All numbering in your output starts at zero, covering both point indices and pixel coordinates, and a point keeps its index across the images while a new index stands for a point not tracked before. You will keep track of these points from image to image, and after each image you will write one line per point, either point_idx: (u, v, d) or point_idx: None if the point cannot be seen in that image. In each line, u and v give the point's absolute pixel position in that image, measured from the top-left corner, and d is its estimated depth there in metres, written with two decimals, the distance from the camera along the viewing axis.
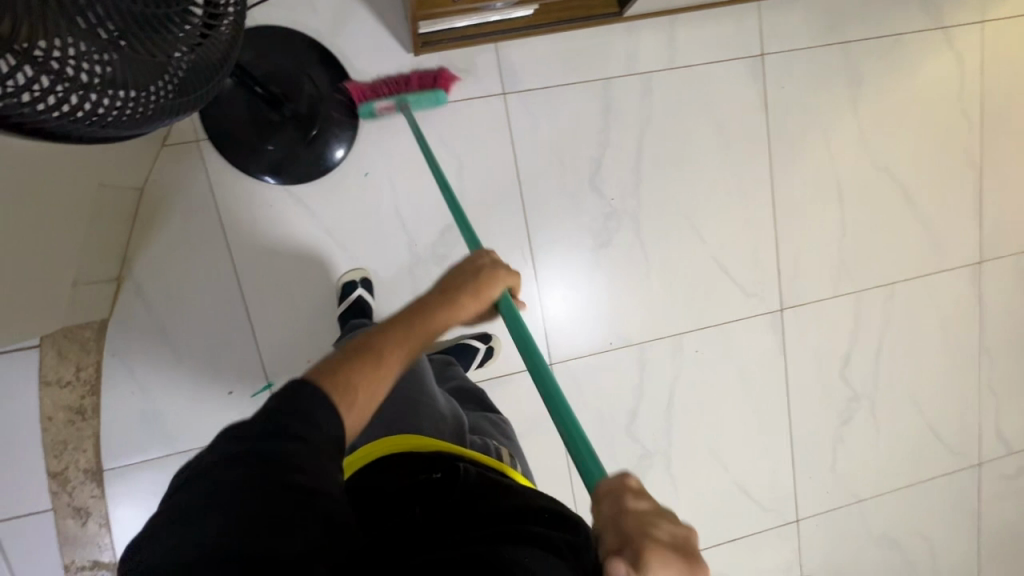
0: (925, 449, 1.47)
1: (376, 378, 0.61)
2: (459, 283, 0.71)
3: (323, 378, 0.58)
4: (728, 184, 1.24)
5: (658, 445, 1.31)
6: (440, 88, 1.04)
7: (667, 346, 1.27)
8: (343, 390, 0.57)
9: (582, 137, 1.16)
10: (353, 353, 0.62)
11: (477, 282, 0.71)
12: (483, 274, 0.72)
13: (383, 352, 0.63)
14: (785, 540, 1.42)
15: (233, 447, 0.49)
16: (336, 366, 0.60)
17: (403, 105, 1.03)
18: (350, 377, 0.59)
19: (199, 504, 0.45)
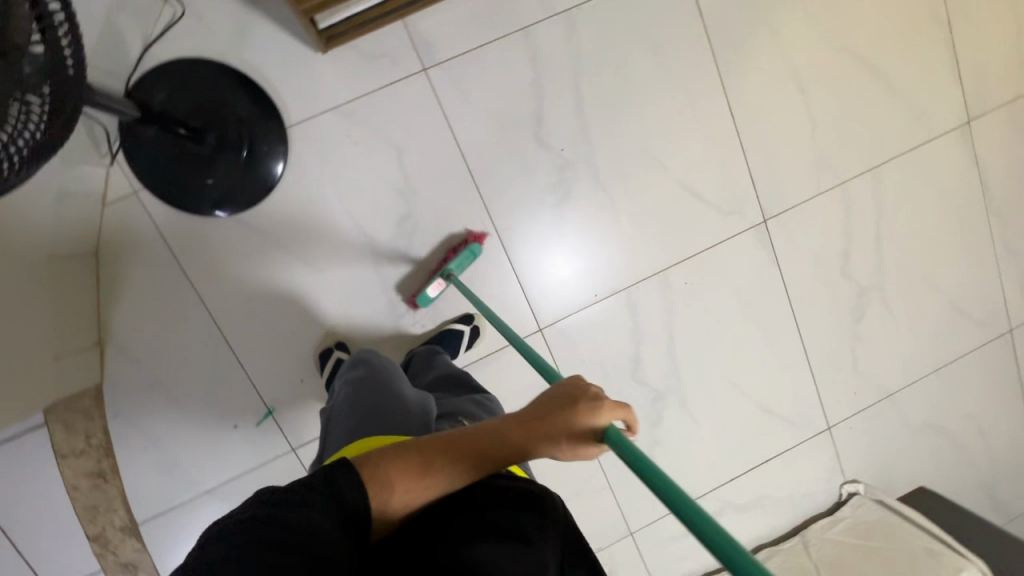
0: (949, 328, 1.41)
1: (420, 487, 0.55)
2: (555, 404, 0.60)
3: (367, 465, 0.55)
4: (681, 106, 1.18)
5: (669, 384, 1.29)
6: (474, 243, 1.12)
7: (655, 286, 1.24)
8: (379, 486, 0.53)
9: (518, 95, 1.12)
10: (414, 448, 0.57)
11: (568, 417, 0.59)
12: (579, 410, 0.59)
13: (436, 462, 0.56)
14: (822, 449, 1.40)
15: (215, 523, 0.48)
16: (388, 456, 0.56)
17: (448, 275, 1.11)
18: (393, 479, 0.54)
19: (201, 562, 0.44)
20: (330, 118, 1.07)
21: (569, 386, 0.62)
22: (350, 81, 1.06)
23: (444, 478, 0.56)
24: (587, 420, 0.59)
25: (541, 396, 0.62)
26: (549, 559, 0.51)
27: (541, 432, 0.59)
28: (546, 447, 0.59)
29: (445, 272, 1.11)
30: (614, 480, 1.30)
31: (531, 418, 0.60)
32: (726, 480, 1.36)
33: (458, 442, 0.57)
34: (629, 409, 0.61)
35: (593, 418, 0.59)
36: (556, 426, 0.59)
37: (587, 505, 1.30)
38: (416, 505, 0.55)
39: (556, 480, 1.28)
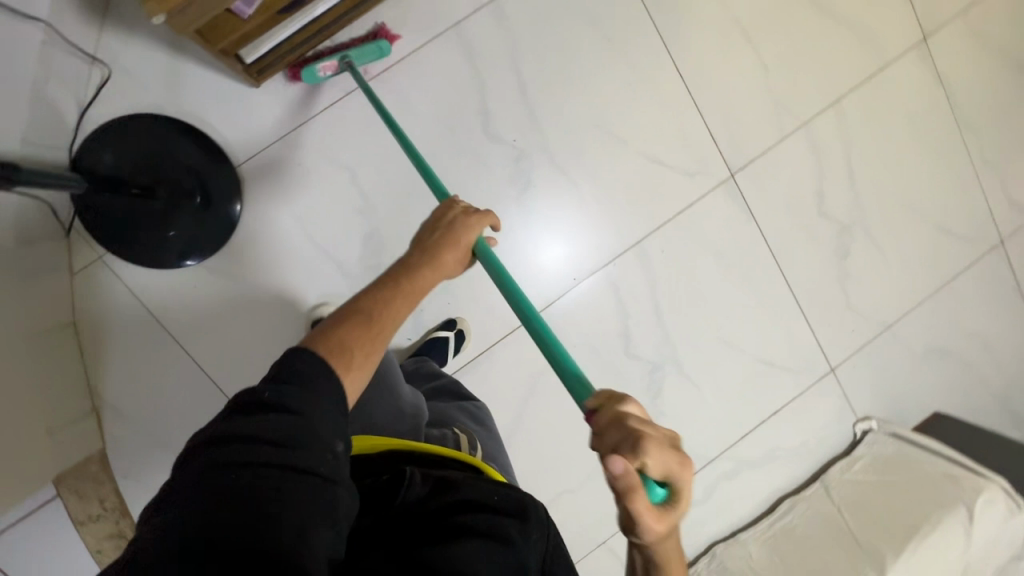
0: (938, 250, 1.39)
1: (373, 338, 0.59)
2: (435, 234, 0.73)
3: (317, 342, 0.55)
4: (626, 75, 1.17)
5: (663, 353, 1.28)
6: (383, 39, 1.00)
7: (632, 259, 1.23)
8: (341, 351, 0.55)
9: (460, 93, 1.11)
10: (350, 313, 0.60)
11: (451, 239, 0.73)
12: (452, 230, 0.74)
13: (376, 312, 0.61)
14: (828, 392, 1.39)
15: (194, 462, 0.46)
16: (332, 327, 0.58)
17: (346, 61, 0.99)
18: (348, 338, 0.57)
19: (191, 504, 0.43)
20: (277, 150, 1.07)
21: (437, 216, 0.75)
22: (291, 110, 1.06)
23: (389, 325, 0.61)
24: (467, 236, 0.74)
25: (416, 236, 0.75)
26: (531, 561, 0.55)
27: (440, 255, 0.71)
28: (444, 270, 0.72)
29: (343, 56, 0.99)
30: None
31: (419, 253, 0.71)
32: (737, 438, 1.35)
33: (383, 291, 0.64)
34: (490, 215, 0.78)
35: (469, 233, 0.74)
36: (448, 249, 0.72)
37: (603, 486, 1.30)
38: (377, 354, 0.59)
39: (567, 466, 1.28)
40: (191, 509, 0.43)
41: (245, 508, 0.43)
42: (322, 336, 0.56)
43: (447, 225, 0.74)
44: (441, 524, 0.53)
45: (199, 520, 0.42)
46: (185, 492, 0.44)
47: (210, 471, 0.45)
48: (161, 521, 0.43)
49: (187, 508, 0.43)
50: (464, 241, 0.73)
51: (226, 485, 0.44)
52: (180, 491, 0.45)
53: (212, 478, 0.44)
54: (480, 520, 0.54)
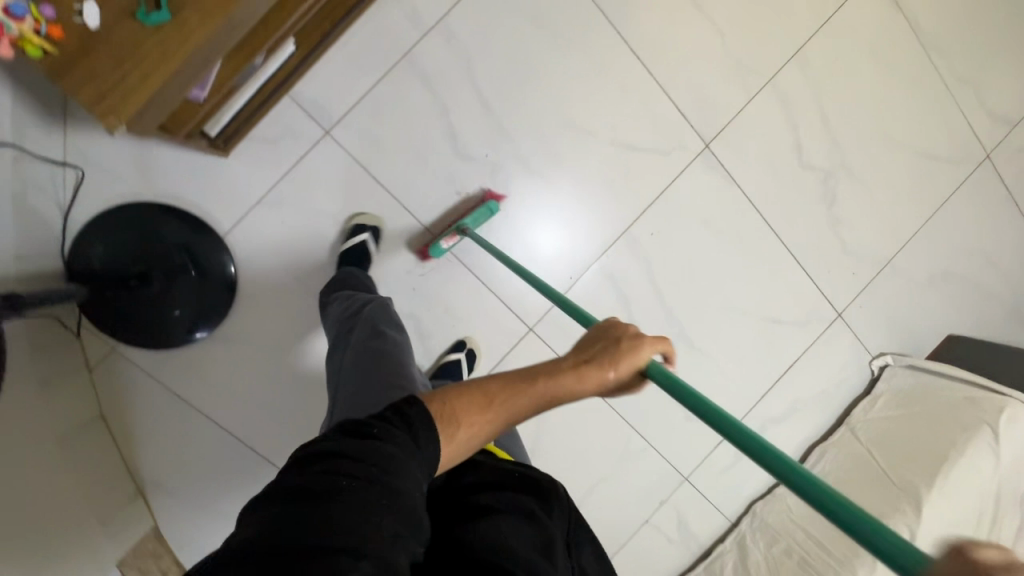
0: (926, 178, 1.39)
1: (480, 420, 0.59)
2: (600, 345, 0.65)
3: (435, 400, 0.59)
4: (585, 69, 1.16)
5: (672, 332, 1.30)
6: (491, 201, 1.13)
7: (624, 247, 1.24)
8: (448, 421, 0.57)
9: (424, 121, 1.11)
10: (474, 387, 0.61)
11: (615, 358, 0.63)
12: (621, 348, 0.64)
13: (494, 397, 0.60)
14: (839, 337, 1.41)
15: (295, 472, 0.47)
16: (452, 392, 0.60)
17: (463, 229, 1.11)
18: (458, 413, 0.59)
19: (291, 506, 0.43)
20: (260, 212, 1.09)
21: (608, 326, 0.67)
22: (264, 171, 1.07)
23: (502, 412, 0.61)
24: (634, 361, 0.63)
25: (586, 335, 0.67)
26: (557, 536, 0.58)
27: (594, 370, 0.62)
28: (595, 387, 0.63)
29: (460, 226, 1.11)
30: (651, 436, 1.34)
31: (577, 356, 0.65)
32: (757, 398, 1.38)
33: (515, 380, 0.62)
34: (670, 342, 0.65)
35: (639, 358, 0.63)
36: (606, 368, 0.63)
37: (636, 468, 1.34)
38: (478, 438, 0.60)
39: (598, 456, 1.31)
40: (289, 511, 0.43)
41: (343, 523, 0.43)
42: (441, 395, 0.60)
43: (622, 336, 0.65)
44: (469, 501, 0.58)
45: (307, 520, 0.42)
46: (285, 495, 0.45)
47: (315, 479, 0.45)
48: (262, 521, 0.43)
49: (286, 510, 0.43)
50: (631, 360, 0.63)
51: (334, 489, 0.45)
52: (283, 491, 0.45)
53: (314, 484, 0.45)
54: (503, 495, 0.59)
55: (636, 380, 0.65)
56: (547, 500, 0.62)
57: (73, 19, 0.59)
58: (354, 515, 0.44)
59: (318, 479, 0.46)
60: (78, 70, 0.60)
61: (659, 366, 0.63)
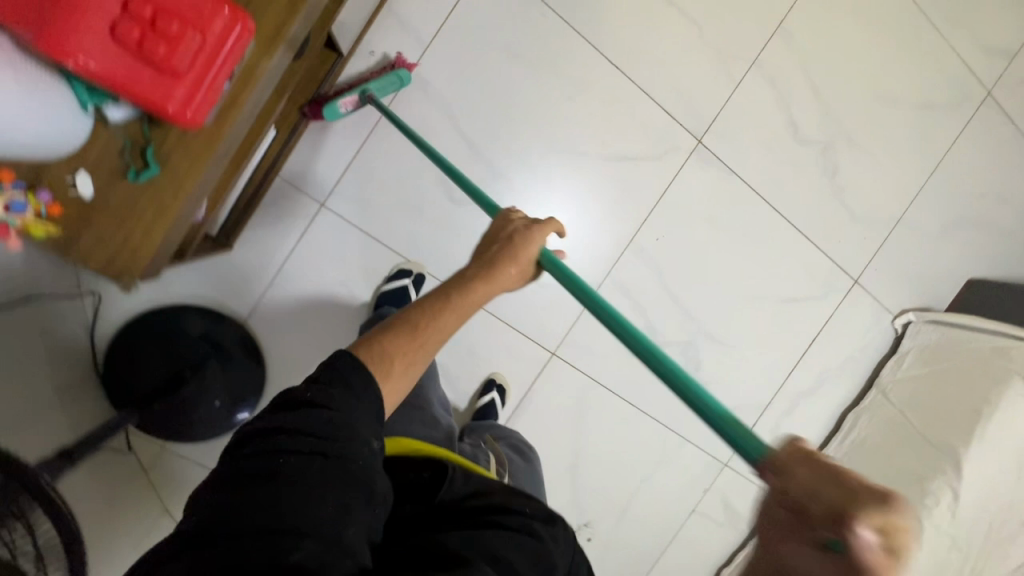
0: (926, 128, 1.35)
1: (412, 349, 0.61)
2: (498, 243, 0.69)
3: (363, 343, 0.60)
4: (565, 89, 1.14)
5: (691, 329, 1.31)
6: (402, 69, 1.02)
7: (632, 257, 1.25)
8: (381, 359, 0.59)
9: (415, 174, 1.11)
10: (397, 322, 0.62)
11: (512, 249, 0.68)
12: (515, 241, 0.68)
13: (420, 324, 0.62)
14: (858, 303, 1.41)
15: (243, 452, 0.51)
16: (376, 334, 0.61)
17: (366, 94, 0.98)
18: (389, 348, 0.60)
19: (238, 490, 0.47)
20: (274, 292, 1.10)
21: (499, 223, 0.71)
22: (269, 253, 1.08)
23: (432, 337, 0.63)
24: (529, 248, 0.68)
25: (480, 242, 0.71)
26: (558, 562, 0.59)
27: (499, 267, 0.66)
28: (504, 281, 0.67)
29: (363, 89, 0.98)
30: (686, 431, 1.37)
31: (480, 260, 0.68)
32: (785, 376, 1.40)
33: (434, 303, 0.64)
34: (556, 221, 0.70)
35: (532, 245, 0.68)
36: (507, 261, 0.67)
37: (676, 463, 1.38)
38: (416, 364, 0.61)
39: (639, 458, 1.35)
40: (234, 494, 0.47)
41: (283, 496, 0.47)
42: (367, 341, 0.60)
43: (511, 233, 0.69)
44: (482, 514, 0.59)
45: (254, 500, 0.46)
46: (232, 476, 0.49)
47: (258, 461, 0.49)
48: (217, 498, 0.47)
49: (232, 493, 0.47)
50: (524, 252, 0.67)
51: (275, 466, 0.48)
52: (231, 476, 0.49)
53: (257, 464, 0.49)
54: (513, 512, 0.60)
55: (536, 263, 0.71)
56: (554, 524, 0.62)
57: (67, 192, 0.59)
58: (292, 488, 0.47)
59: (260, 460, 0.49)
60: (85, 237, 0.62)
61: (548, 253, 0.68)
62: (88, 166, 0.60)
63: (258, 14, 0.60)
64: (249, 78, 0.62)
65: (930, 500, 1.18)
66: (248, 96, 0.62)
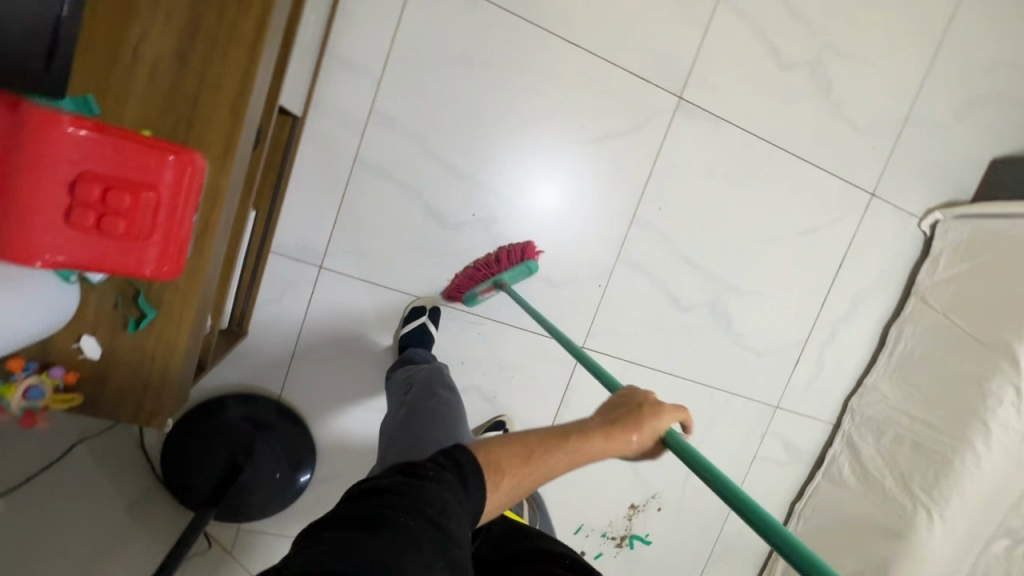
0: (919, 16, 1.26)
1: (521, 471, 0.57)
2: (627, 406, 0.65)
3: (478, 445, 0.58)
4: (532, 84, 1.09)
5: (714, 287, 1.29)
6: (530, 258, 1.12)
7: (639, 233, 1.21)
8: (494, 470, 0.56)
9: (403, 211, 1.08)
10: (515, 438, 0.59)
11: (640, 426, 0.62)
12: (645, 413, 0.63)
13: (536, 449, 0.59)
14: (880, 216, 1.35)
15: (349, 507, 0.47)
16: (495, 441, 0.59)
17: (500, 284, 1.10)
18: (502, 459, 0.57)
19: (346, 541, 0.43)
20: (299, 362, 1.10)
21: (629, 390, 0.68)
22: (283, 328, 1.07)
23: (543, 467, 0.59)
24: (656, 429, 0.63)
25: (606, 400, 0.67)
26: None
27: (623, 437, 0.62)
28: (619, 451, 0.62)
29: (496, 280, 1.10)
30: (732, 386, 1.36)
31: (606, 417, 0.64)
32: (819, 308, 1.37)
33: (553, 437, 0.60)
34: (688, 409, 0.66)
35: (659, 427, 0.63)
36: (631, 431, 0.62)
37: (728, 418, 1.38)
38: (518, 488, 0.58)
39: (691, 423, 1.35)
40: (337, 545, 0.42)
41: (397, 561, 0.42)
42: (488, 444, 0.58)
43: (648, 401, 0.65)
44: (519, 549, 0.60)
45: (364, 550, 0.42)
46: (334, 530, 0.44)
47: (370, 518, 0.45)
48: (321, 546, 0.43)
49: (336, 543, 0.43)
50: (658, 421, 0.63)
51: (393, 524, 0.44)
52: (338, 525, 0.45)
53: (366, 521, 0.44)
54: (552, 548, 0.60)
55: (655, 450, 0.64)
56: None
57: (78, 357, 0.60)
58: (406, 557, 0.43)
59: (373, 514, 0.45)
60: (105, 394, 0.62)
61: (675, 438, 0.62)
62: (87, 325, 0.59)
63: (205, 133, 0.58)
64: (217, 200, 0.60)
65: (992, 401, 1.17)
66: (219, 215, 0.60)
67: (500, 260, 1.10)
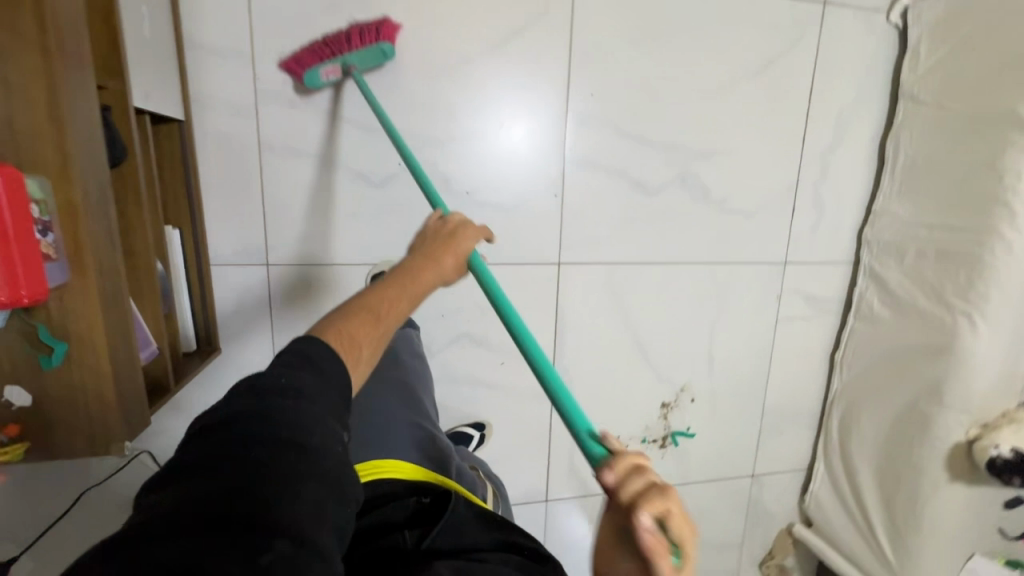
0: None
1: (374, 330, 0.62)
2: (432, 241, 0.75)
3: (326, 330, 0.59)
4: (412, 8, 1.01)
5: (678, 159, 1.20)
6: (383, 43, 0.96)
7: (578, 127, 1.13)
8: (349, 340, 0.59)
9: (325, 183, 1.02)
10: (351, 309, 0.62)
11: (446, 249, 0.74)
12: (449, 240, 0.75)
13: (377, 306, 0.63)
14: (840, 23, 1.21)
15: (195, 447, 0.43)
16: (336, 320, 0.61)
17: (348, 68, 0.96)
18: (354, 329, 0.60)
19: (199, 484, 0.40)
20: None
21: (432, 229, 0.78)
22: (255, 334, 1.06)
23: (390, 318, 0.64)
24: (460, 248, 0.75)
25: (413, 243, 0.75)
26: None
27: (438, 264, 0.72)
28: (439, 277, 0.72)
29: (344, 63, 0.95)
30: (730, 255, 1.28)
31: (420, 256, 0.72)
32: (799, 146, 1.26)
33: (386, 291, 0.65)
34: (487, 227, 0.80)
35: (463, 246, 0.76)
36: (443, 258, 0.73)
37: (736, 289, 1.30)
38: (378, 345, 0.62)
39: (698, 305, 1.29)
40: (189, 486, 0.39)
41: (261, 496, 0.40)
42: (328, 325, 0.60)
43: (447, 234, 0.76)
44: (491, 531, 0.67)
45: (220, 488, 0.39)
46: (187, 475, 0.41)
47: (223, 451, 0.42)
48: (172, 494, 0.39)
49: (190, 486, 0.39)
50: (460, 245, 0.75)
51: (252, 455, 0.42)
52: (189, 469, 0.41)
53: (217, 458, 0.42)
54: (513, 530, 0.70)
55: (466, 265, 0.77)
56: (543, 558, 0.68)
57: (12, 409, 0.61)
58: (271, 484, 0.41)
59: (224, 449, 0.43)
60: (58, 435, 0.63)
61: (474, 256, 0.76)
62: (9, 378, 0.60)
63: (34, 152, 0.56)
64: (75, 215, 0.58)
65: (1011, 179, 1.04)
66: (85, 229, 0.58)
67: (348, 39, 0.94)
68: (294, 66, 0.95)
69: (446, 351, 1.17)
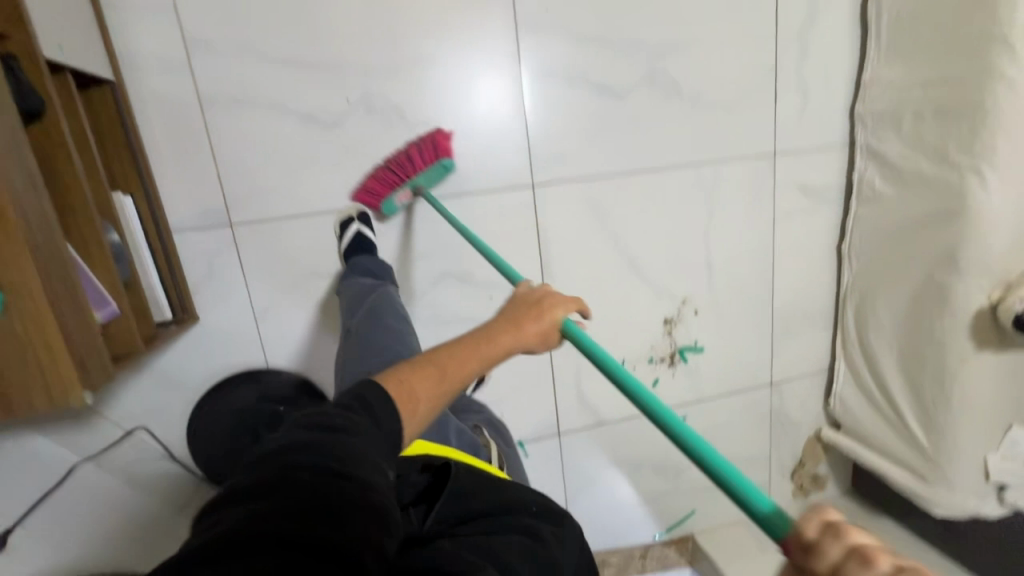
0: None
1: (437, 386, 0.58)
2: (519, 308, 0.71)
3: (390, 378, 0.56)
4: None
5: (643, 57, 1.12)
6: (444, 158, 1.04)
7: (530, 37, 1.07)
8: (410, 393, 0.55)
9: (275, 132, 0.99)
10: (422, 361, 0.60)
11: (531, 318, 0.69)
12: (538, 309, 0.71)
13: (445, 364, 0.60)
14: None
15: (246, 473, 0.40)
16: (404, 370, 0.58)
17: (417, 188, 1.05)
18: (417, 381, 0.57)
19: (249, 510, 0.36)
20: (268, 326, 1.06)
21: (521, 296, 0.74)
22: (233, 299, 1.04)
23: (457, 377, 0.61)
24: (549, 319, 0.70)
25: (501, 309, 0.72)
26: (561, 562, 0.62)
27: (523, 331, 0.68)
28: (519, 346, 0.68)
29: (415, 186, 1.04)
30: (714, 153, 1.21)
31: (505, 322, 0.69)
32: (772, 25, 1.17)
33: (460, 352, 0.63)
34: (581, 299, 0.74)
35: (553, 317, 0.71)
36: (528, 327, 0.68)
37: (725, 189, 1.24)
38: (439, 402, 0.58)
39: (688, 211, 1.23)
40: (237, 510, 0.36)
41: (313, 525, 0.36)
42: (396, 373, 0.57)
43: (536, 303, 0.72)
44: (500, 497, 0.65)
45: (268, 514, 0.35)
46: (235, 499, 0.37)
47: (275, 476, 0.39)
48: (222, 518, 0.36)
49: (238, 509, 0.36)
50: (550, 316, 0.70)
51: (303, 481, 0.38)
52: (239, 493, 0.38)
53: (268, 484, 0.38)
54: (522, 496, 0.68)
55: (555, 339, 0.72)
56: (554, 522, 0.66)
57: None
58: (327, 516, 0.37)
59: (275, 475, 0.39)
60: (14, 396, 0.61)
61: (568, 324, 0.70)
62: None
63: None
64: None
65: (1005, 10, 0.95)
66: None
67: (416, 160, 1.03)
68: (367, 195, 1.04)
69: (431, 293, 1.13)
